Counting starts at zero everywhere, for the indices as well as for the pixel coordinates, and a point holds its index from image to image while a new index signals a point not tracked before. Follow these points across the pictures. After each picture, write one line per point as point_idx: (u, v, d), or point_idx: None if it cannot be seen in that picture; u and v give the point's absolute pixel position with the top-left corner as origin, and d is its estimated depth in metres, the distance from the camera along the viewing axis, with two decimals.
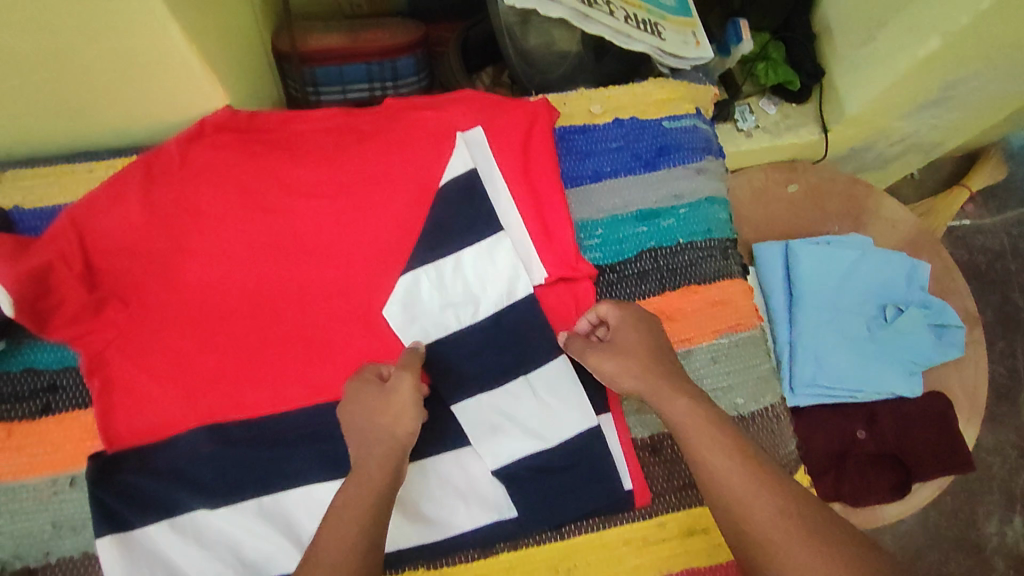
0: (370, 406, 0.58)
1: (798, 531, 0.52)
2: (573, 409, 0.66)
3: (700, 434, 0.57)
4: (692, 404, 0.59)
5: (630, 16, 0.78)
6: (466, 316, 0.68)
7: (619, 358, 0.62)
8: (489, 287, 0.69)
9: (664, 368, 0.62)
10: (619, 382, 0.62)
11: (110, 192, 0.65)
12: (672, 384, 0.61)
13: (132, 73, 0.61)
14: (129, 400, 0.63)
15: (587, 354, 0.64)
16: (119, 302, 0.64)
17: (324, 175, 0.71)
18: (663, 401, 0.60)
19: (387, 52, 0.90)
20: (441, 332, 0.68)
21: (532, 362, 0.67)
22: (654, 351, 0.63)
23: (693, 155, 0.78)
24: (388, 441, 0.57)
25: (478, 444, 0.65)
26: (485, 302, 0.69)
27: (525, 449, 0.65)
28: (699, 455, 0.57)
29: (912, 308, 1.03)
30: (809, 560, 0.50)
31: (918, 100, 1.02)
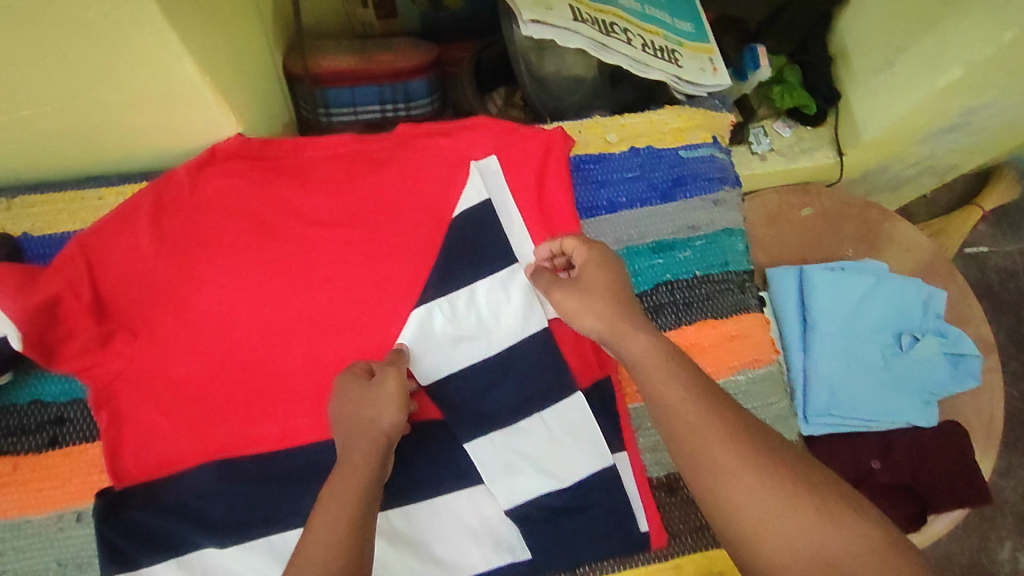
0: (354, 396, 0.58)
1: (754, 468, 0.49)
2: (587, 449, 0.65)
3: (654, 369, 0.54)
4: (652, 342, 0.56)
5: (647, 44, 0.77)
6: (479, 350, 0.67)
7: (581, 297, 0.61)
8: (502, 320, 0.68)
9: (626, 308, 0.59)
10: (578, 320, 0.61)
11: (120, 220, 0.64)
12: (632, 321, 0.58)
13: (143, 106, 0.60)
14: (138, 434, 0.62)
15: (552, 292, 0.63)
16: (128, 333, 0.63)
17: (336, 204, 0.70)
18: (621, 336, 0.57)
19: (399, 75, 0.89)
20: (453, 367, 0.66)
21: (546, 399, 0.66)
22: (618, 290, 0.61)
23: (710, 186, 0.77)
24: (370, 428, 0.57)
25: (491, 483, 0.64)
26: (499, 336, 0.67)
27: (538, 489, 0.64)
28: (653, 389, 0.54)
29: (928, 337, 1.02)
30: (762, 497, 0.48)
31: (937, 126, 1.00)
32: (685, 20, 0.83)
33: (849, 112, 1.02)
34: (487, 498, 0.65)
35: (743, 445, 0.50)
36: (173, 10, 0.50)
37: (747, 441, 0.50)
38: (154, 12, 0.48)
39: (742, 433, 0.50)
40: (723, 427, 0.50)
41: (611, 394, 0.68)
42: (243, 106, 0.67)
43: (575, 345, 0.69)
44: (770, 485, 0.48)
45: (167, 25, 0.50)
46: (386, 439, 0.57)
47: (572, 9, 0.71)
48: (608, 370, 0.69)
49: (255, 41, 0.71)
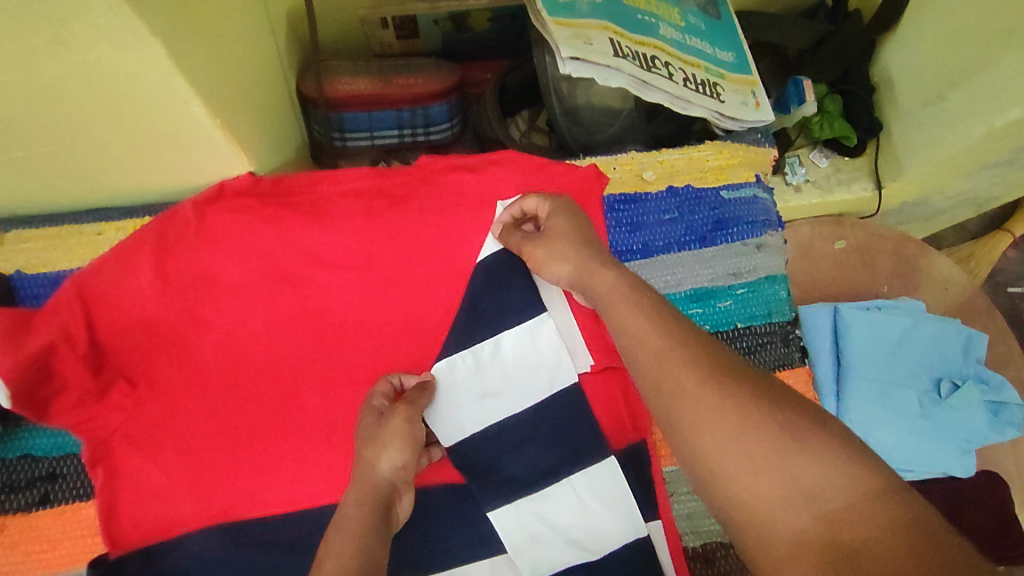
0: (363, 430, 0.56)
1: (716, 395, 0.43)
2: (621, 517, 0.60)
3: (615, 300, 0.52)
4: (619, 275, 0.54)
5: (689, 78, 0.72)
6: (508, 405, 0.63)
7: (549, 245, 0.59)
8: (531, 374, 0.64)
9: (593, 249, 0.57)
10: (547, 271, 0.60)
11: (120, 260, 0.59)
12: (598, 258, 0.57)
13: (146, 145, 0.55)
14: (137, 494, 0.57)
15: (523, 248, 0.62)
16: (127, 384, 0.58)
17: (353, 246, 0.65)
18: (588, 274, 0.55)
19: (420, 99, 0.84)
20: (480, 424, 0.62)
21: (577, 463, 0.61)
22: (582, 233, 0.59)
23: (752, 230, 0.73)
24: (368, 475, 0.53)
25: (516, 554, 0.59)
26: (528, 390, 0.63)
27: (567, 560, 0.59)
28: (614, 322, 0.51)
29: (969, 383, 0.96)
30: (716, 421, 0.42)
31: (984, 161, 0.95)
32: (727, 50, 0.78)
33: (890, 146, 0.97)
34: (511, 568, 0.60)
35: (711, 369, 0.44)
36: (185, 54, 0.46)
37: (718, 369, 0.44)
38: (164, 58, 0.44)
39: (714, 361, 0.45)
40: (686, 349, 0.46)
41: (644, 455, 0.64)
42: (255, 143, 0.62)
43: (607, 403, 0.65)
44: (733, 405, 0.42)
45: (178, 69, 0.45)
46: (388, 484, 0.53)
47: (612, 44, 0.68)
48: (643, 433, 0.65)
49: (269, 70, 0.66)
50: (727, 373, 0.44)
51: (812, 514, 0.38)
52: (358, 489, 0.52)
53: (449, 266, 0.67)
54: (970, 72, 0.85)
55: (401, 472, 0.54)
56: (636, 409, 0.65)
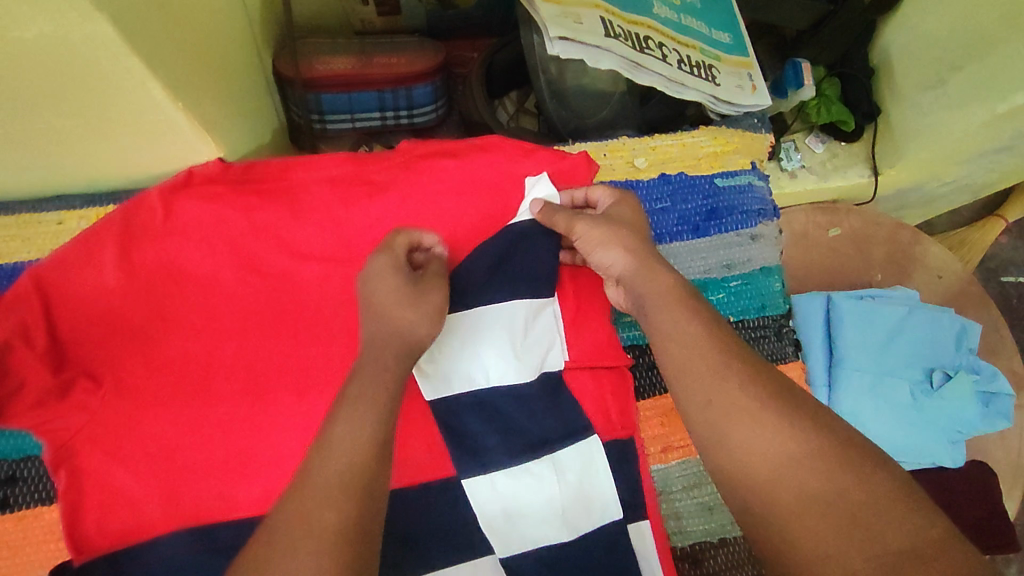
0: (390, 287, 0.52)
1: (773, 422, 0.44)
2: (597, 496, 0.59)
3: (671, 306, 0.52)
4: (677, 281, 0.54)
5: (683, 59, 0.69)
6: (497, 377, 0.60)
7: (608, 228, 0.57)
8: (526, 347, 0.61)
9: (650, 248, 0.57)
10: (598, 254, 0.57)
11: (82, 250, 0.57)
12: (657, 262, 0.56)
13: (105, 129, 0.51)
14: (102, 496, 0.54)
15: (572, 226, 0.58)
16: (90, 381, 0.55)
17: (328, 235, 0.63)
18: (648, 272, 0.54)
19: (402, 80, 0.80)
20: (466, 387, 0.60)
21: (559, 441, 0.60)
22: (640, 229, 0.58)
23: (746, 220, 0.71)
24: (404, 333, 0.51)
25: (491, 532, 0.57)
26: (521, 365, 0.61)
27: (545, 538, 0.57)
28: (665, 327, 0.51)
29: (961, 374, 0.95)
30: (776, 454, 0.43)
31: (984, 146, 0.93)
32: (722, 31, 0.75)
33: (889, 131, 0.95)
34: (494, 562, 0.57)
35: (756, 383, 0.46)
36: (140, 33, 0.42)
37: (765, 388, 0.46)
38: (114, 37, 0.40)
39: (759, 380, 0.47)
40: (737, 368, 0.47)
41: (633, 453, 0.61)
42: (223, 127, 0.59)
43: (595, 400, 0.63)
44: (774, 417, 0.44)
45: (130, 49, 0.42)
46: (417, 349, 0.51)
47: (604, 23, 0.64)
48: (631, 430, 0.62)
49: (238, 47, 0.62)
50: (770, 394, 0.46)
51: (866, 557, 0.39)
52: (394, 348, 0.50)
53: None
54: (974, 54, 0.84)
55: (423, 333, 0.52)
56: (625, 408, 0.63)
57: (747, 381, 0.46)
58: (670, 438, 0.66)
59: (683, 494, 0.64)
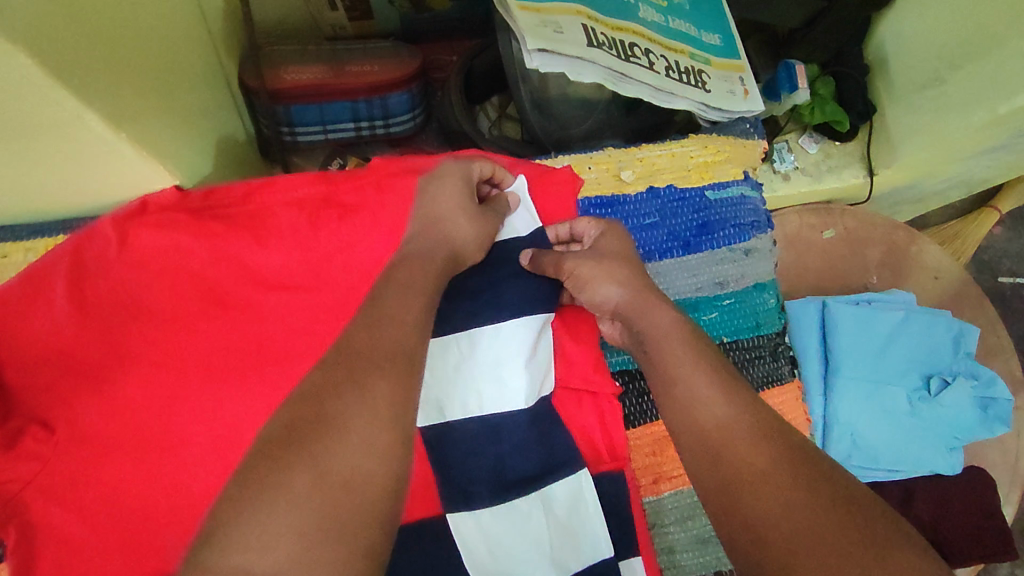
0: (453, 200, 0.57)
1: (787, 486, 0.41)
2: (588, 532, 0.56)
3: (673, 346, 0.51)
4: (676, 317, 0.53)
5: (671, 66, 0.66)
6: (494, 403, 0.57)
7: (601, 264, 0.57)
8: (526, 369, 0.58)
9: (645, 281, 0.57)
10: (592, 290, 0.56)
11: (29, 289, 0.53)
12: (656, 297, 0.55)
13: (42, 160, 0.48)
14: (59, 554, 0.50)
15: (564, 266, 0.57)
16: (43, 430, 0.51)
17: (296, 263, 0.59)
18: (647, 309, 0.54)
19: (376, 88, 0.76)
20: (460, 414, 0.57)
21: (555, 471, 0.57)
22: (632, 262, 0.58)
23: (740, 234, 0.67)
24: (456, 238, 0.56)
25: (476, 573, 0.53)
26: (521, 390, 0.57)
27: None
28: (665, 364, 0.51)
29: (959, 379, 0.93)
30: (788, 522, 0.39)
31: (982, 144, 0.91)
32: (712, 33, 0.72)
33: (885, 130, 0.92)
34: None
35: (766, 441, 0.44)
36: (63, 62, 0.39)
37: (782, 449, 0.43)
38: (34, 68, 0.37)
39: (775, 438, 0.44)
40: (748, 425, 0.45)
41: (625, 486, 0.59)
42: (177, 152, 0.55)
43: (587, 430, 0.60)
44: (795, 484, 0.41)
45: (54, 79, 0.39)
46: (459, 254, 0.56)
47: (586, 30, 0.61)
48: (621, 463, 0.60)
49: (194, 63, 0.59)
50: (784, 454, 0.43)
51: None
52: (444, 249, 0.55)
53: None
54: (973, 53, 0.81)
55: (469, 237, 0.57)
56: (614, 438, 0.60)
57: (761, 442, 0.44)
58: (662, 467, 0.63)
59: (676, 527, 0.61)
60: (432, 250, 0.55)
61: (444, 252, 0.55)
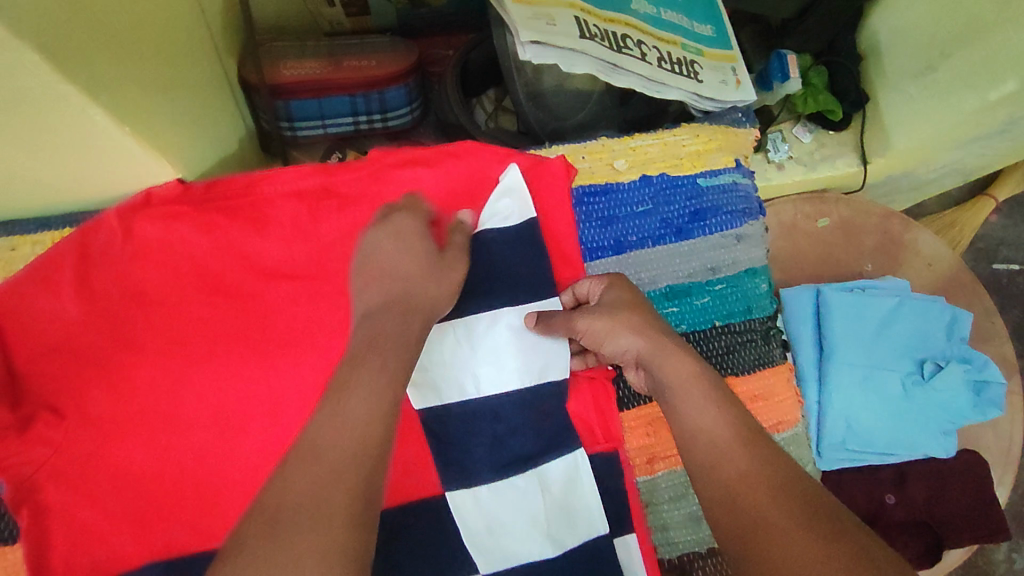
0: (411, 255, 0.53)
1: (806, 540, 0.41)
2: (583, 510, 0.58)
3: (693, 396, 0.51)
4: (693, 361, 0.53)
5: (663, 57, 0.67)
6: (491, 386, 0.59)
7: (612, 316, 0.56)
8: (523, 354, 0.60)
9: (659, 323, 0.56)
10: (609, 343, 0.56)
11: (37, 279, 0.55)
12: (671, 340, 0.54)
13: (50, 154, 0.49)
14: (69, 534, 0.53)
15: (576, 324, 0.57)
16: (52, 415, 0.53)
17: (298, 254, 0.61)
18: (664, 358, 0.53)
19: (374, 83, 0.77)
20: (457, 396, 0.59)
21: (549, 452, 0.59)
22: (643, 306, 0.57)
23: (731, 220, 0.68)
24: (423, 302, 0.52)
25: (476, 553, 0.56)
26: (516, 373, 0.59)
27: (532, 553, 0.56)
28: (688, 418, 0.50)
29: (952, 363, 0.94)
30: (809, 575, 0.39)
31: (973, 133, 0.92)
32: (704, 25, 0.73)
33: (878, 119, 0.93)
34: None
35: (787, 495, 0.44)
36: (70, 60, 0.41)
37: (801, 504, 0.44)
38: (41, 63, 0.39)
39: (793, 490, 0.45)
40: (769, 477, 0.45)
41: (618, 465, 0.60)
42: (180, 146, 0.57)
43: (585, 417, 0.61)
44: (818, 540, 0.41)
45: (60, 74, 0.40)
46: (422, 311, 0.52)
47: (578, 22, 0.62)
48: (615, 443, 0.61)
49: (195, 59, 0.60)
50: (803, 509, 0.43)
51: None
52: (408, 312, 0.51)
53: None
54: (959, 41, 0.84)
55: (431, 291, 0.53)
56: (609, 419, 0.61)
57: (781, 495, 0.44)
58: (657, 447, 0.63)
59: (670, 504, 0.62)
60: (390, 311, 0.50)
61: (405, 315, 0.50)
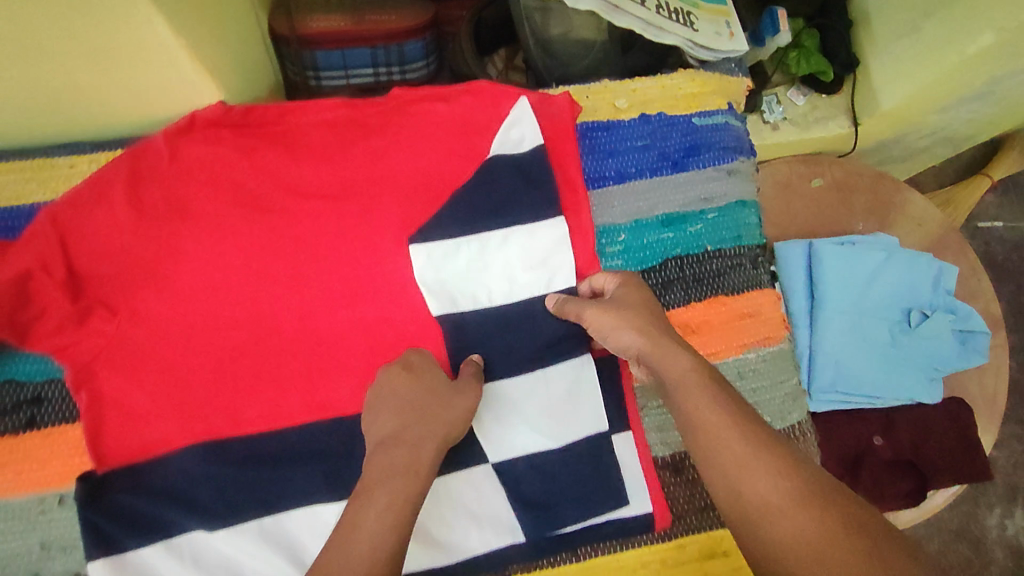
0: (424, 388, 0.58)
1: (803, 521, 0.46)
2: (585, 410, 0.63)
3: (694, 389, 0.53)
4: (692, 359, 0.55)
5: (662, 5, 0.72)
6: (497, 296, 0.65)
7: (616, 311, 0.59)
8: (530, 269, 0.65)
9: (661, 324, 0.58)
10: (613, 337, 0.59)
11: (92, 191, 0.61)
12: (671, 339, 0.57)
13: (114, 64, 0.56)
14: (119, 415, 0.60)
15: (583, 316, 0.60)
16: (105, 310, 0.60)
17: (327, 175, 0.65)
18: (664, 354, 0.56)
19: (393, 35, 0.83)
20: (470, 306, 0.65)
21: (552, 355, 0.64)
22: (648, 305, 0.59)
23: (724, 156, 0.73)
24: (435, 424, 0.55)
25: (485, 439, 0.62)
26: (521, 286, 0.65)
27: (537, 446, 0.62)
28: (689, 411, 0.53)
29: (938, 312, 0.99)
30: (807, 549, 0.44)
31: (956, 94, 0.97)
32: None
33: (866, 79, 0.99)
34: (495, 482, 0.62)
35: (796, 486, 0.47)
36: None
37: (808, 493, 0.47)
38: None
39: (796, 478, 0.48)
40: (776, 468, 0.49)
41: (618, 371, 0.65)
42: (223, 71, 0.63)
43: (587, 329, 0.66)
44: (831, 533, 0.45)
45: None
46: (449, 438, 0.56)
47: None
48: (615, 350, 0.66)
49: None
50: (801, 493, 0.47)
51: None
52: (427, 438, 0.54)
53: (423, 188, 0.66)
54: (943, 2, 0.88)
55: (456, 421, 0.57)
56: None
57: (783, 480, 0.48)
58: None
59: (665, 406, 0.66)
60: (421, 439, 0.54)
61: (432, 439, 0.54)
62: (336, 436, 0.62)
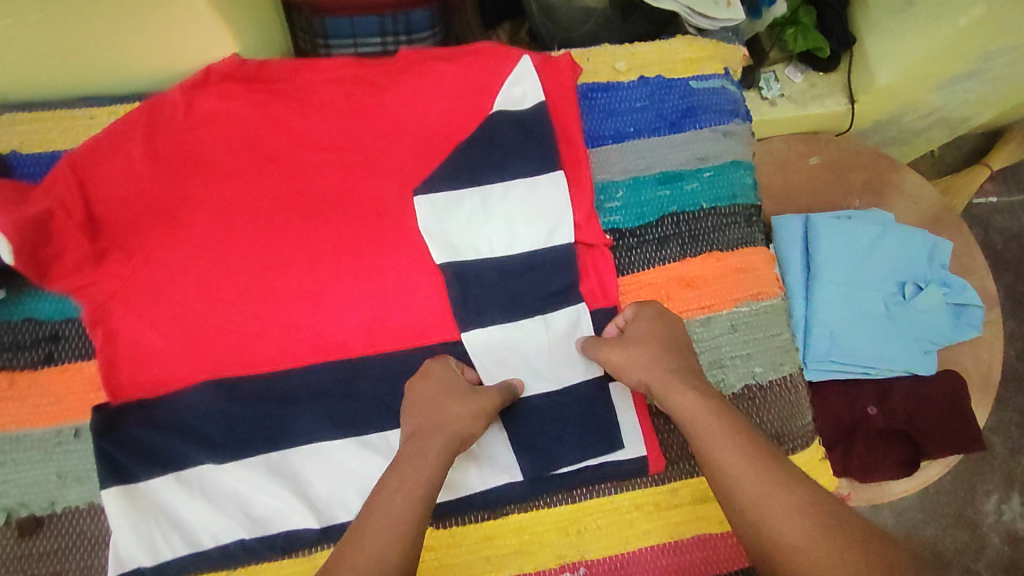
0: (440, 390, 0.60)
1: (825, 555, 0.48)
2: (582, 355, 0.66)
3: (707, 426, 0.56)
4: (702, 396, 0.58)
5: None
6: (498, 248, 0.67)
7: (629, 349, 0.62)
8: (531, 223, 0.67)
9: (673, 364, 0.61)
10: (627, 374, 0.61)
11: (112, 141, 0.63)
12: (680, 380, 0.60)
13: (134, 14, 0.59)
14: (132, 351, 0.62)
15: (601, 349, 0.63)
16: (121, 253, 0.62)
17: (336, 129, 0.67)
18: (673, 393, 0.59)
19: (400, 4, 0.85)
20: (473, 256, 0.67)
21: (550, 304, 0.67)
22: (662, 345, 0.62)
23: (720, 118, 0.76)
24: (448, 426, 0.58)
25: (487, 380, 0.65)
26: (521, 239, 0.67)
27: (537, 387, 0.65)
28: (704, 448, 0.56)
29: (932, 286, 1.01)
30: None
31: (951, 72, 0.99)
32: None
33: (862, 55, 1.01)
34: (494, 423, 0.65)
35: (809, 515, 0.50)
36: None
37: (823, 522, 0.50)
38: None
39: (814, 513, 0.50)
40: (790, 498, 0.51)
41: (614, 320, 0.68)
42: (236, 25, 0.66)
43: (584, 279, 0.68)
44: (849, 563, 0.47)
45: None
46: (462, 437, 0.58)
47: None
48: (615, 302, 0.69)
49: None
50: (822, 527, 0.49)
51: None
52: (438, 439, 0.57)
53: (428, 144, 0.68)
54: None
55: (470, 418, 0.59)
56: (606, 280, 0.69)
57: (802, 513, 0.50)
58: None
59: None
60: (430, 439, 0.56)
61: (437, 439, 0.57)
62: (341, 377, 0.65)
